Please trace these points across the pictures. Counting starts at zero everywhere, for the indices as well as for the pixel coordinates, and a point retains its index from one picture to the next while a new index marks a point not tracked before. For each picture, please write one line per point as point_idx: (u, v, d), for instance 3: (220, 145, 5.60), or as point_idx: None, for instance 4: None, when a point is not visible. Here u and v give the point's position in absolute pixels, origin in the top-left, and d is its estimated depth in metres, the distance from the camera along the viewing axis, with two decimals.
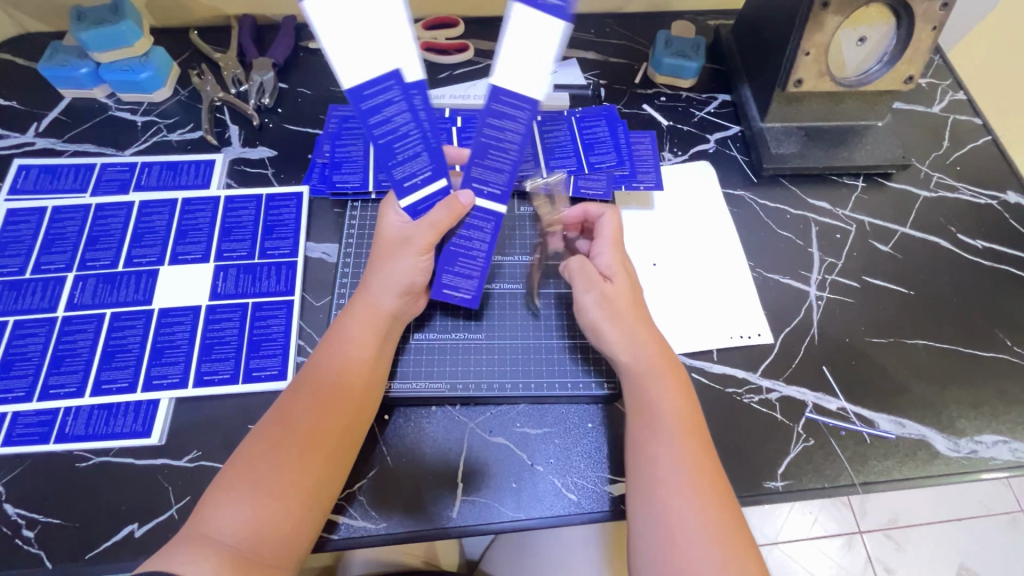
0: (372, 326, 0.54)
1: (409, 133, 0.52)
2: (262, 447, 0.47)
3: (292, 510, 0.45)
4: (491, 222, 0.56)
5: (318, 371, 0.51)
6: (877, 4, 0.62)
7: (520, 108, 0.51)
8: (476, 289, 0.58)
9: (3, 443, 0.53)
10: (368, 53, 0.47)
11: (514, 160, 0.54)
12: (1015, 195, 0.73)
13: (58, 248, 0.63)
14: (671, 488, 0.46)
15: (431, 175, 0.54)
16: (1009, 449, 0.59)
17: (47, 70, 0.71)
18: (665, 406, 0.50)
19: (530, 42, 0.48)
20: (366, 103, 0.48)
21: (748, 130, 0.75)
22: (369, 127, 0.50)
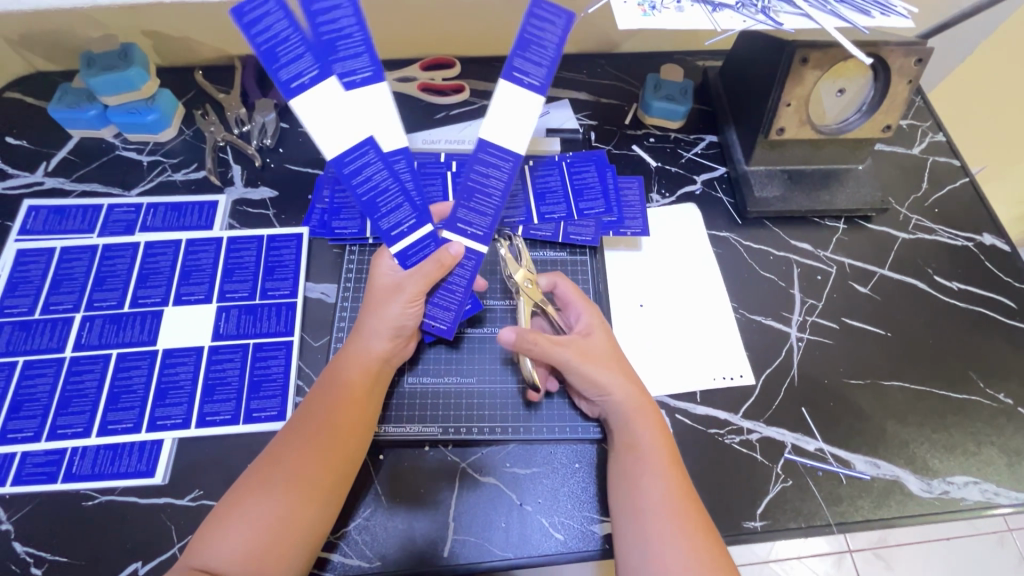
0: (364, 367, 0.56)
1: (390, 187, 0.56)
2: (256, 483, 0.49)
3: (280, 548, 0.47)
4: (474, 260, 0.59)
5: (312, 409, 0.54)
6: (853, 60, 0.64)
7: (503, 160, 0.57)
8: (452, 320, 0.61)
9: (13, 483, 0.56)
10: (350, 125, 0.53)
11: (496, 205, 0.58)
12: (991, 237, 0.76)
13: (66, 289, 0.66)
14: (656, 520, 0.49)
15: (415, 224, 0.58)
16: (980, 490, 0.61)
17: (58, 112, 0.73)
18: (649, 443, 0.54)
19: (510, 110, 0.55)
20: (349, 167, 0.54)
21: (733, 172, 0.78)
22: (351, 185, 0.55)
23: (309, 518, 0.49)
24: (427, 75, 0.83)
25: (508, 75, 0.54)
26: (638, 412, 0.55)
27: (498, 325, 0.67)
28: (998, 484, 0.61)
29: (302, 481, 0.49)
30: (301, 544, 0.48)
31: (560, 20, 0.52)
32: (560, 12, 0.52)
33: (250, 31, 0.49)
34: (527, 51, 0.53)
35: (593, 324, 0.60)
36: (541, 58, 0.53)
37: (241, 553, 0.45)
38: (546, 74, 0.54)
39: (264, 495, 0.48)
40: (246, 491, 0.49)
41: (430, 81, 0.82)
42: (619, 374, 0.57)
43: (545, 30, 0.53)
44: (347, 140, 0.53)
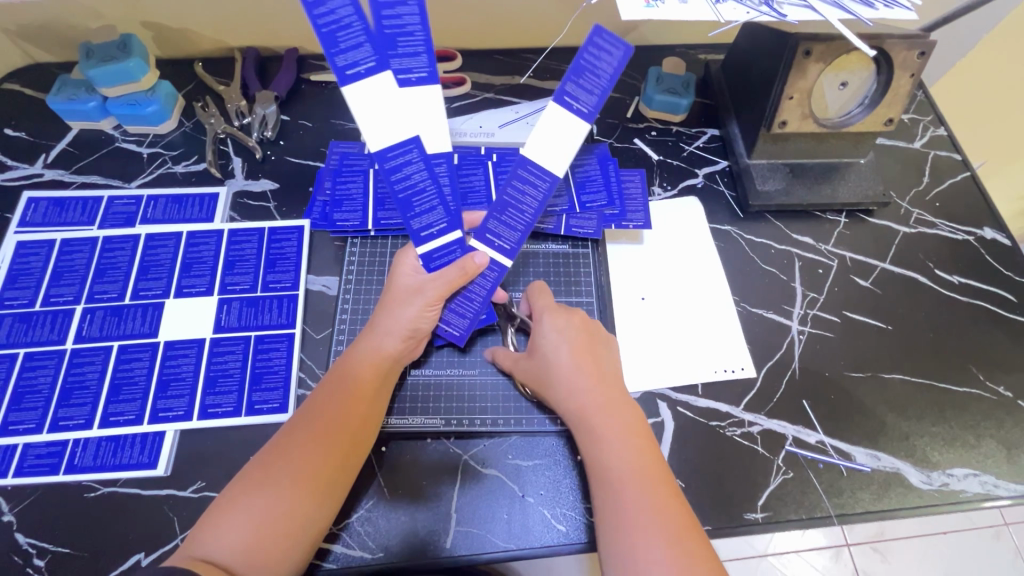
0: (376, 366, 0.56)
1: (427, 188, 0.56)
2: (258, 476, 0.49)
3: (281, 541, 0.46)
4: (496, 272, 0.60)
5: (322, 403, 0.53)
6: (857, 53, 0.64)
7: (541, 180, 0.57)
8: (466, 329, 0.63)
9: (15, 474, 0.56)
10: (401, 121, 0.53)
11: (528, 222, 0.58)
12: (991, 232, 0.76)
13: (67, 281, 0.65)
14: (631, 516, 0.49)
15: (445, 228, 0.58)
16: (979, 482, 0.61)
17: (57, 104, 0.73)
18: (618, 457, 0.53)
19: (557, 131, 0.55)
20: (390, 163, 0.54)
21: (735, 165, 0.78)
22: (389, 182, 0.54)
23: (310, 516, 0.48)
24: None
25: (558, 99, 0.53)
26: (602, 422, 0.55)
27: (501, 318, 0.67)
28: (997, 477, 0.61)
29: (307, 478, 0.49)
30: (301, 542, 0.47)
31: (617, 52, 0.51)
32: (619, 44, 0.51)
33: (313, 12, 0.47)
34: (580, 78, 0.52)
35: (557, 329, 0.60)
36: (593, 86, 0.53)
37: (242, 547, 0.45)
38: (595, 103, 0.53)
39: (267, 490, 0.48)
40: (249, 484, 0.48)
41: None
42: (579, 382, 0.57)
43: (603, 57, 0.51)
44: (396, 135, 0.53)
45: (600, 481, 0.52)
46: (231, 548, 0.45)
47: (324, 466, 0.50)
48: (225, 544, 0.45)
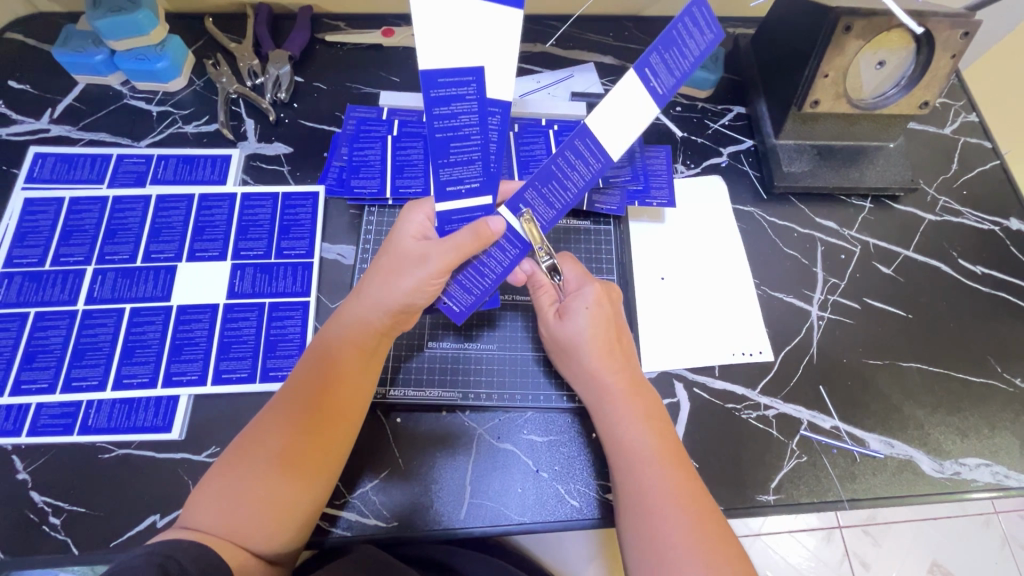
0: (362, 337, 0.53)
1: (470, 136, 0.51)
2: (240, 450, 0.47)
3: (259, 517, 0.44)
4: (516, 249, 0.56)
5: (305, 378, 0.50)
6: (898, 31, 0.61)
7: (596, 156, 0.53)
8: (468, 306, 0.59)
9: (28, 433, 0.55)
10: (464, 48, 0.48)
11: (568, 201, 0.55)
12: (1018, 223, 0.75)
13: (77, 240, 0.64)
14: (655, 502, 0.49)
15: (477, 187, 0.54)
16: (990, 472, 0.61)
17: (62, 56, 0.70)
18: (640, 429, 0.53)
19: (627, 106, 0.51)
20: (438, 92, 0.49)
21: (761, 145, 0.76)
22: (431, 116, 0.50)
23: (289, 495, 0.45)
24: None
25: (641, 68, 0.50)
26: (621, 400, 0.55)
27: (512, 292, 0.66)
28: (1009, 467, 0.62)
29: (289, 454, 0.46)
30: (292, 522, 0.46)
31: (708, 35, 0.49)
32: (713, 26, 0.49)
33: None
34: (666, 51, 0.50)
35: (585, 295, 0.58)
36: (677, 67, 0.50)
37: (233, 519, 0.43)
38: (672, 85, 0.51)
39: (249, 466, 0.45)
40: (231, 459, 0.46)
41: None
42: (599, 361, 0.56)
43: (693, 37, 0.49)
44: (454, 61, 0.48)
45: (619, 459, 0.52)
46: (217, 520, 0.43)
47: (306, 441, 0.47)
48: (214, 518, 0.43)
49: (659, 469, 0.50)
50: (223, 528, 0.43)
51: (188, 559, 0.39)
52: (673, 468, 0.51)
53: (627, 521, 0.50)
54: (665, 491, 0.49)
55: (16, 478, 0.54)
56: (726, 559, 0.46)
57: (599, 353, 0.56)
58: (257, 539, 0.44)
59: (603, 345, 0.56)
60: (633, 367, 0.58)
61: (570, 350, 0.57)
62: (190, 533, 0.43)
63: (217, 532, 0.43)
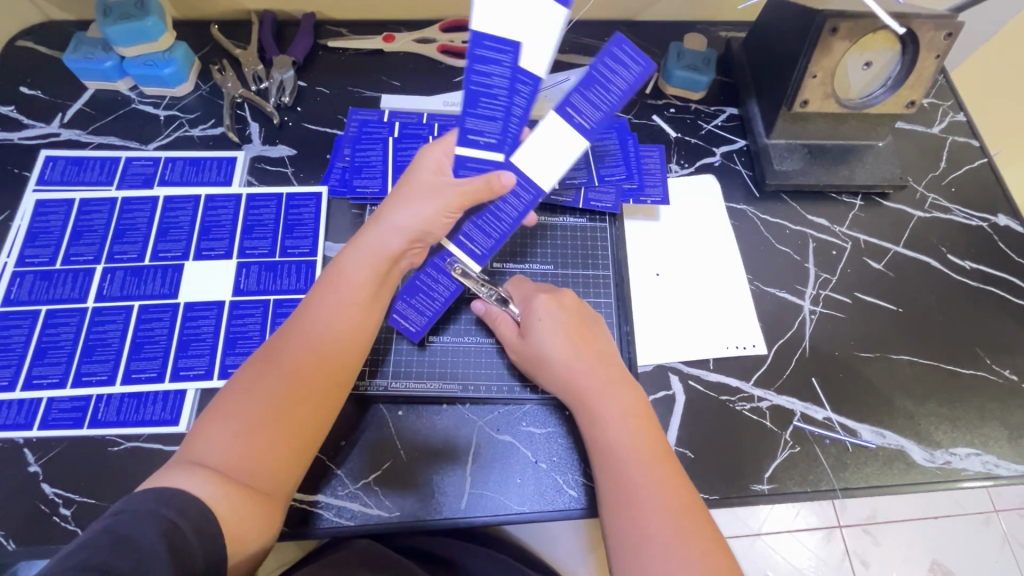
0: (375, 268, 0.53)
1: (499, 97, 0.53)
2: (258, 377, 0.48)
3: (273, 448, 0.46)
4: (458, 274, 0.62)
5: (318, 305, 0.52)
6: (883, 31, 0.63)
7: (525, 190, 0.58)
8: (423, 326, 0.63)
9: (40, 426, 0.57)
10: (512, 20, 0.50)
11: (504, 231, 0.60)
12: (1006, 219, 0.76)
13: (86, 240, 0.66)
14: (637, 498, 0.50)
15: (493, 143, 0.55)
16: (980, 461, 0.63)
17: (73, 62, 0.72)
18: (619, 426, 0.54)
19: (552, 141, 0.56)
20: (480, 52, 0.51)
21: (753, 145, 0.77)
22: (470, 70, 0.52)
23: (303, 424, 0.48)
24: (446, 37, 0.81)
25: (563, 107, 0.55)
26: (600, 398, 0.55)
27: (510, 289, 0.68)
28: (998, 456, 0.63)
29: (300, 384, 0.48)
30: (298, 455, 0.48)
31: (635, 68, 0.54)
32: (641, 60, 0.54)
33: None
34: (587, 90, 0.55)
35: (540, 308, 0.59)
36: (602, 101, 0.55)
37: (237, 451, 0.45)
38: (598, 118, 0.55)
39: (259, 391, 0.47)
40: (245, 385, 0.48)
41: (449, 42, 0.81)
42: (561, 364, 0.57)
43: (619, 73, 0.54)
44: (502, 29, 0.51)
45: (602, 455, 0.53)
46: (224, 452, 0.45)
47: (322, 369, 0.49)
48: (222, 453, 0.45)
49: (640, 463, 0.51)
50: (228, 462, 0.44)
51: (191, 533, 0.40)
52: (655, 463, 0.52)
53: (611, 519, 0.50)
54: (645, 485, 0.50)
55: (27, 471, 0.56)
56: (710, 549, 0.47)
57: (562, 357, 0.57)
58: (260, 475, 0.45)
59: (568, 349, 0.57)
60: (608, 364, 0.58)
61: (534, 360, 0.59)
62: (199, 467, 0.44)
63: (224, 466, 0.44)
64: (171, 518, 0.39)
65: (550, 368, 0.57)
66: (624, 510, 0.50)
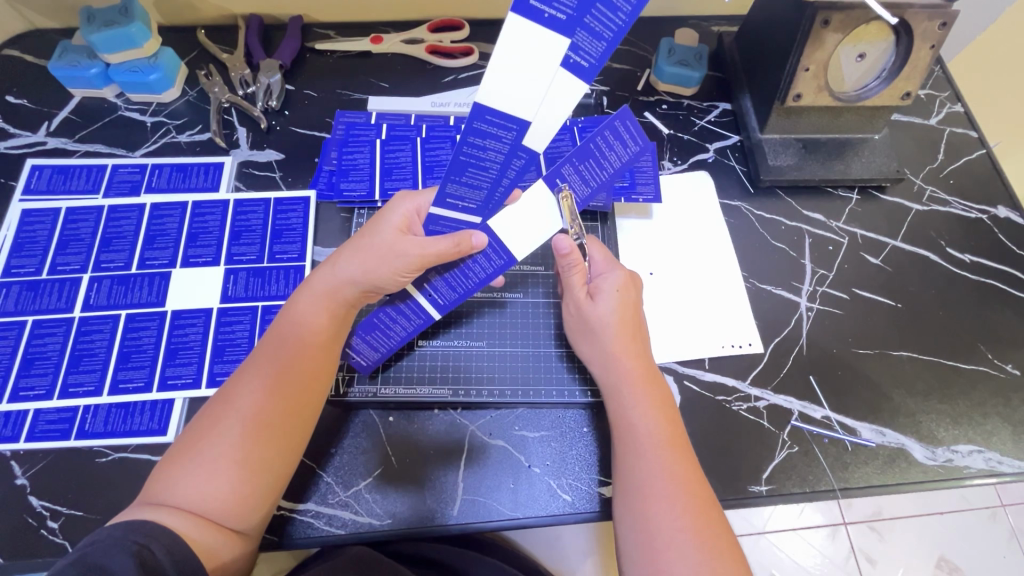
0: (332, 312, 0.54)
1: (489, 168, 0.49)
2: (218, 416, 0.48)
3: (235, 487, 0.45)
4: (421, 320, 0.60)
5: (274, 348, 0.52)
6: (877, 22, 0.62)
7: (497, 256, 0.56)
8: (374, 362, 0.61)
9: (27, 439, 0.56)
10: (520, 97, 0.43)
11: (469, 288, 0.59)
12: (1006, 211, 0.75)
13: (73, 249, 0.65)
14: (653, 490, 0.49)
15: (471, 208, 0.53)
16: (983, 458, 0.61)
17: (58, 70, 0.71)
18: (645, 419, 0.53)
19: (531, 212, 0.54)
20: (480, 125, 0.45)
21: (747, 140, 0.76)
22: (464, 140, 0.46)
23: (266, 461, 0.47)
24: (434, 38, 0.81)
25: (552, 178, 0.53)
26: (632, 387, 0.55)
27: (501, 291, 0.67)
28: (1001, 453, 0.62)
29: (259, 426, 0.47)
30: (263, 493, 0.47)
31: (632, 146, 0.51)
32: (638, 139, 0.51)
33: None
34: (581, 164, 0.52)
35: (613, 282, 0.58)
36: (594, 175, 0.54)
37: (205, 492, 0.44)
38: (585, 194, 0.55)
39: (220, 433, 0.46)
40: (202, 428, 0.47)
41: (437, 42, 0.80)
42: (615, 339, 0.56)
43: (614, 149, 0.52)
44: (508, 106, 0.43)
45: (625, 442, 0.53)
46: (192, 494, 0.44)
47: (282, 406, 0.49)
48: (185, 495, 0.44)
49: (662, 455, 0.51)
50: (192, 501, 0.44)
51: (163, 552, 0.40)
52: (676, 455, 0.51)
53: (622, 509, 0.50)
54: (662, 477, 0.49)
55: (14, 483, 0.55)
56: (719, 548, 0.46)
57: (618, 333, 0.57)
58: (230, 513, 0.45)
59: (625, 328, 0.57)
60: (646, 354, 0.58)
61: (594, 328, 0.57)
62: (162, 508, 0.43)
63: (187, 507, 0.44)
64: (142, 538, 0.40)
65: (604, 339, 0.57)
66: (642, 501, 0.49)
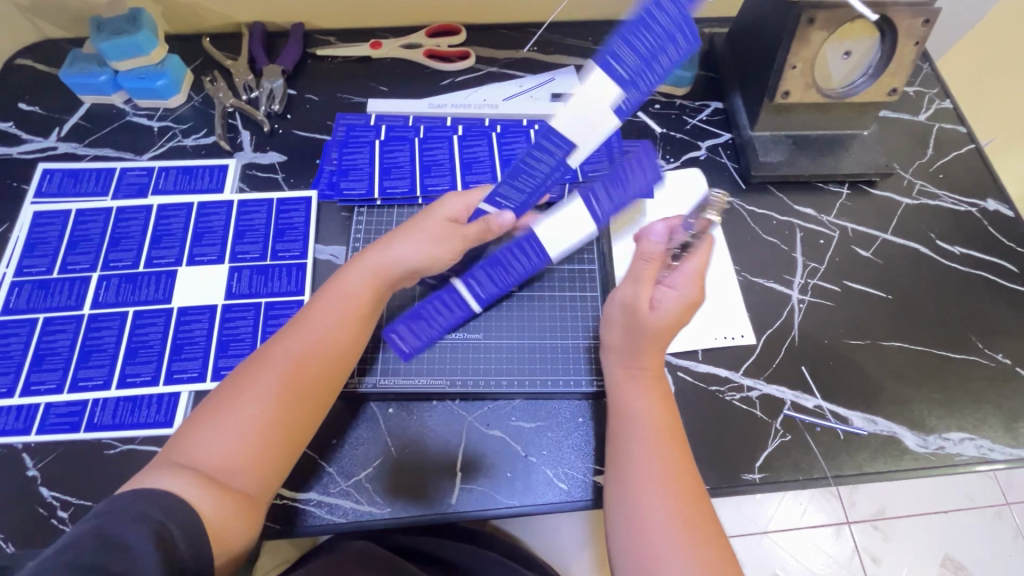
0: (362, 286, 0.56)
1: (535, 172, 0.59)
2: (253, 378, 0.50)
3: (257, 448, 0.47)
4: (461, 312, 0.65)
5: (307, 316, 0.54)
6: (861, 21, 0.64)
7: (535, 253, 0.63)
8: (414, 348, 0.63)
9: (38, 431, 0.58)
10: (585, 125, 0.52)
11: (509, 282, 0.65)
12: (995, 204, 0.76)
13: (83, 249, 0.67)
14: (642, 477, 0.50)
15: (512, 207, 0.62)
16: (975, 446, 0.62)
17: (69, 77, 0.74)
18: (643, 409, 0.54)
19: (568, 222, 0.62)
20: (538, 137, 0.56)
21: (738, 138, 0.78)
22: (529, 147, 0.57)
23: (290, 425, 0.49)
24: (431, 42, 0.83)
25: (586, 194, 0.62)
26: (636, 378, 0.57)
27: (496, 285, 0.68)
28: (993, 441, 0.62)
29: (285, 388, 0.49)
30: (280, 458, 0.48)
31: (647, 178, 0.67)
32: (652, 174, 0.68)
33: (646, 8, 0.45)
34: (609, 186, 0.63)
35: (678, 299, 0.56)
36: (618, 196, 0.63)
37: (225, 452, 0.46)
38: (611, 209, 0.62)
39: (250, 395, 0.48)
40: (232, 387, 0.49)
41: (435, 47, 0.83)
42: (647, 344, 0.56)
43: (635, 175, 0.66)
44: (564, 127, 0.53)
45: (621, 427, 0.54)
46: (211, 454, 0.46)
47: (312, 375, 0.51)
48: (208, 453, 0.46)
49: (655, 441, 0.52)
50: (212, 460, 0.46)
51: (178, 529, 0.41)
52: (670, 447, 0.52)
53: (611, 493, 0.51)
54: (651, 462, 0.51)
55: (26, 475, 0.57)
56: (704, 537, 0.47)
57: (659, 341, 0.56)
58: (247, 473, 0.46)
59: (661, 340, 0.56)
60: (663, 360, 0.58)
61: (634, 331, 0.57)
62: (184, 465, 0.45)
63: (208, 465, 0.45)
64: (159, 514, 0.41)
65: (635, 344, 0.57)
66: (633, 491, 0.50)
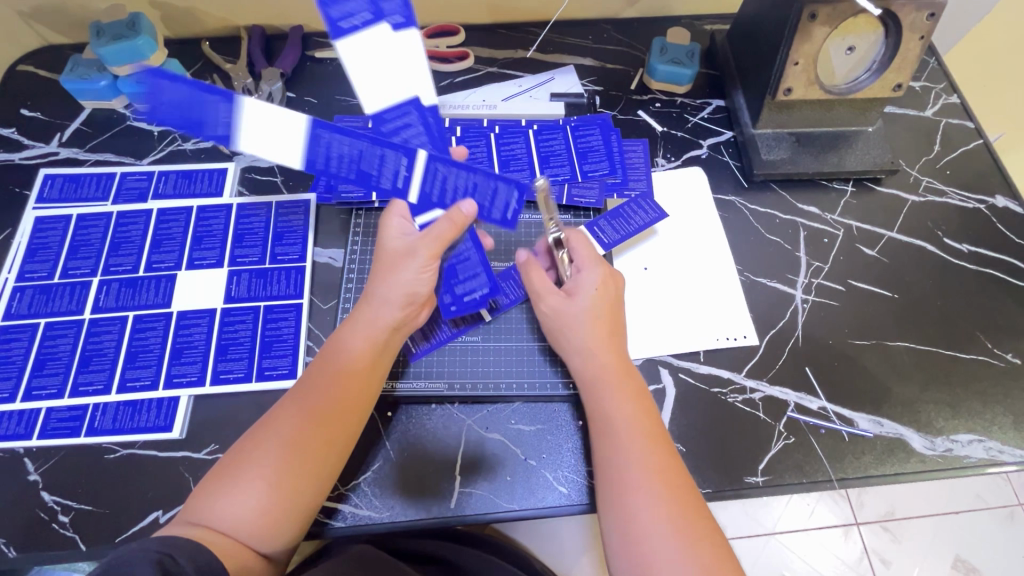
0: (372, 339, 0.55)
1: (360, 151, 0.52)
2: (263, 438, 0.50)
3: (269, 510, 0.47)
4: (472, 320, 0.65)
5: (319, 373, 0.53)
6: (865, 15, 0.63)
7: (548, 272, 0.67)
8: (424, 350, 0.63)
9: (39, 436, 0.58)
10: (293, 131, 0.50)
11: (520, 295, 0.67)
12: (1003, 200, 0.75)
13: (83, 254, 0.68)
14: (633, 480, 0.49)
15: (370, 19, 0.54)
16: (983, 448, 0.61)
17: (69, 82, 0.74)
18: (623, 416, 0.53)
19: None
20: (316, 162, 0.52)
21: (741, 136, 0.77)
22: (333, 177, 0.53)
23: (301, 486, 0.49)
24: (430, 43, 0.83)
25: (591, 225, 0.69)
26: (612, 382, 0.55)
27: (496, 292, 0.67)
28: (1003, 442, 0.61)
29: (299, 448, 0.49)
30: (293, 517, 0.48)
31: (651, 214, 0.70)
32: (656, 210, 0.70)
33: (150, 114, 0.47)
34: (612, 219, 0.70)
35: (592, 279, 0.59)
36: (622, 228, 0.69)
37: (239, 514, 0.46)
38: (616, 238, 0.69)
39: (260, 457, 0.48)
40: (250, 444, 0.49)
41: (433, 48, 0.82)
42: (591, 336, 0.57)
43: (639, 213, 0.70)
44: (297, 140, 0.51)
45: (602, 434, 0.53)
46: (227, 511, 0.46)
47: (319, 433, 0.50)
48: (220, 515, 0.46)
49: (638, 444, 0.51)
50: (226, 521, 0.46)
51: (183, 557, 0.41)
52: (650, 445, 0.51)
53: (604, 495, 0.51)
54: (641, 465, 0.50)
55: (27, 479, 0.57)
56: (702, 541, 0.47)
57: (593, 331, 0.57)
58: (261, 533, 0.46)
59: (603, 323, 0.58)
60: (623, 349, 0.58)
61: (570, 327, 0.58)
62: (197, 526, 0.45)
63: (221, 528, 0.46)
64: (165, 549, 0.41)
65: (569, 337, 0.58)
66: (623, 492, 0.49)
